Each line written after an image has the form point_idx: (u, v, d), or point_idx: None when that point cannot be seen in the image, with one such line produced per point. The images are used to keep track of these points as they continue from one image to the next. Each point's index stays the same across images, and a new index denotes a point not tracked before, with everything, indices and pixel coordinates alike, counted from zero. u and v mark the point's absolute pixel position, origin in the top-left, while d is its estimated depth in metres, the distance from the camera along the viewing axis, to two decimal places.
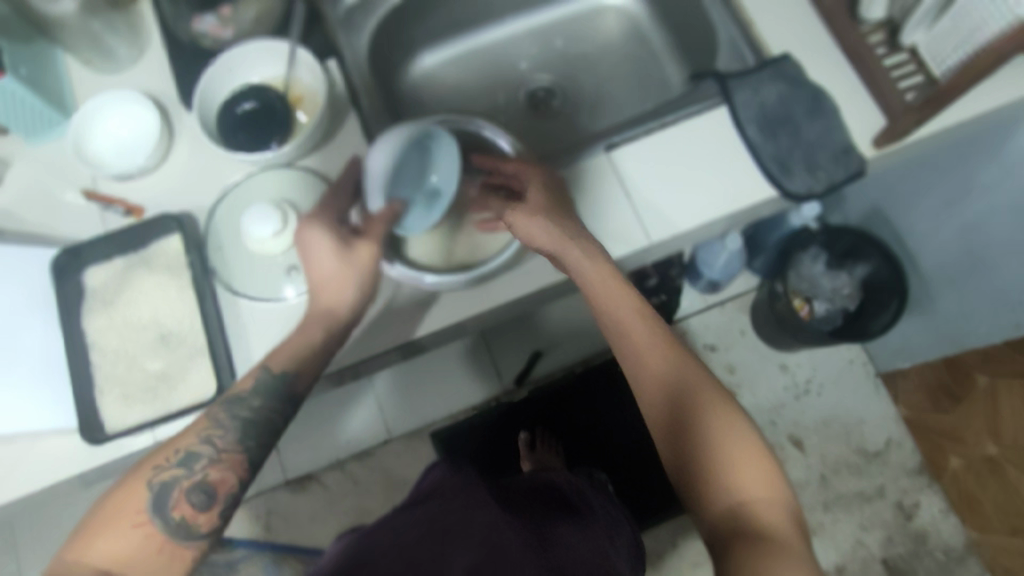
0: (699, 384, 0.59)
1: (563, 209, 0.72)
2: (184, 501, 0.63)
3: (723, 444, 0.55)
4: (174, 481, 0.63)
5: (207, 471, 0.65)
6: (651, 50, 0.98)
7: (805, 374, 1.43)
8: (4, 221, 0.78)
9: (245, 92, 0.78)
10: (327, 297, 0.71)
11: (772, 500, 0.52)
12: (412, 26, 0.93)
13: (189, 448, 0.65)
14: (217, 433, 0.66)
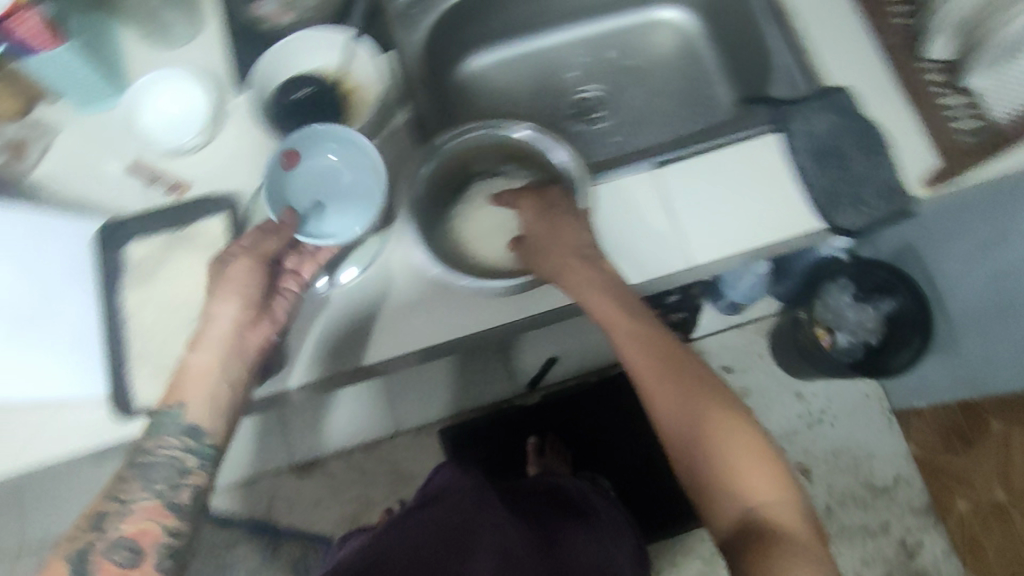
0: (700, 388, 0.60)
1: (556, 210, 0.70)
2: (104, 562, 0.58)
3: (730, 450, 0.57)
4: (88, 546, 0.58)
5: (122, 527, 0.59)
6: (703, 69, 0.98)
7: (820, 404, 1.43)
8: (50, 188, 0.79)
9: (303, 79, 0.79)
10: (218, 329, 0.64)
11: (780, 501, 0.56)
12: (467, 26, 0.93)
13: (100, 510, 0.60)
14: (123, 484, 0.61)
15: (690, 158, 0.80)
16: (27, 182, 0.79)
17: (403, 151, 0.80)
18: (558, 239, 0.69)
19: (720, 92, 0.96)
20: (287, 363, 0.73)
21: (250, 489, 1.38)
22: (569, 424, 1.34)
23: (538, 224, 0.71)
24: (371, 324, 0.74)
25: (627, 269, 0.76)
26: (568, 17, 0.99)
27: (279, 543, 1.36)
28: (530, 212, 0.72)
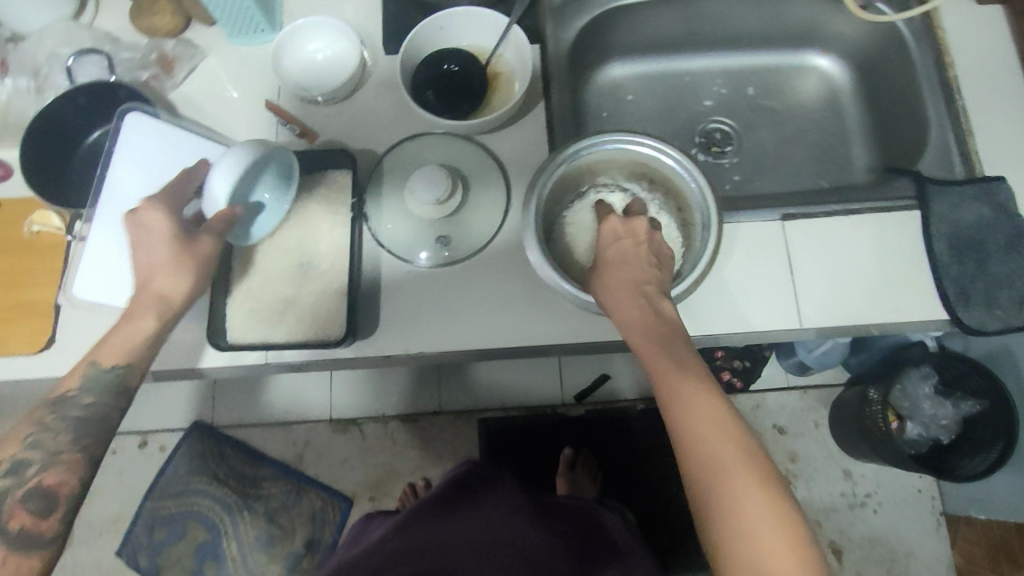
0: (728, 444, 0.53)
1: (623, 239, 0.67)
2: (21, 509, 0.58)
3: (748, 522, 0.50)
4: (5, 491, 0.58)
5: (42, 476, 0.59)
6: (843, 126, 0.94)
7: (867, 487, 1.35)
8: (188, 109, 0.81)
9: (450, 54, 0.78)
10: (160, 285, 0.63)
11: None
12: (615, 32, 0.91)
13: (20, 458, 0.60)
14: (48, 437, 0.61)
15: (821, 218, 0.77)
16: (166, 97, 0.81)
17: (533, 147, 0.80)
18: (627, 266, 0.65)
19: (856, 152, 0.92)
20: (380, 330, 0.75)
21: (286, 432, 1.35)
22: (613, 448, 1.29)
23: (614, 248, 0.66)
24: (466, 312, 0.75)
25: (734, 317, 0.74)
26: (716, 44, 0.96)
27: (302, 489, 1.33)
28: (608, 234, 0.67)
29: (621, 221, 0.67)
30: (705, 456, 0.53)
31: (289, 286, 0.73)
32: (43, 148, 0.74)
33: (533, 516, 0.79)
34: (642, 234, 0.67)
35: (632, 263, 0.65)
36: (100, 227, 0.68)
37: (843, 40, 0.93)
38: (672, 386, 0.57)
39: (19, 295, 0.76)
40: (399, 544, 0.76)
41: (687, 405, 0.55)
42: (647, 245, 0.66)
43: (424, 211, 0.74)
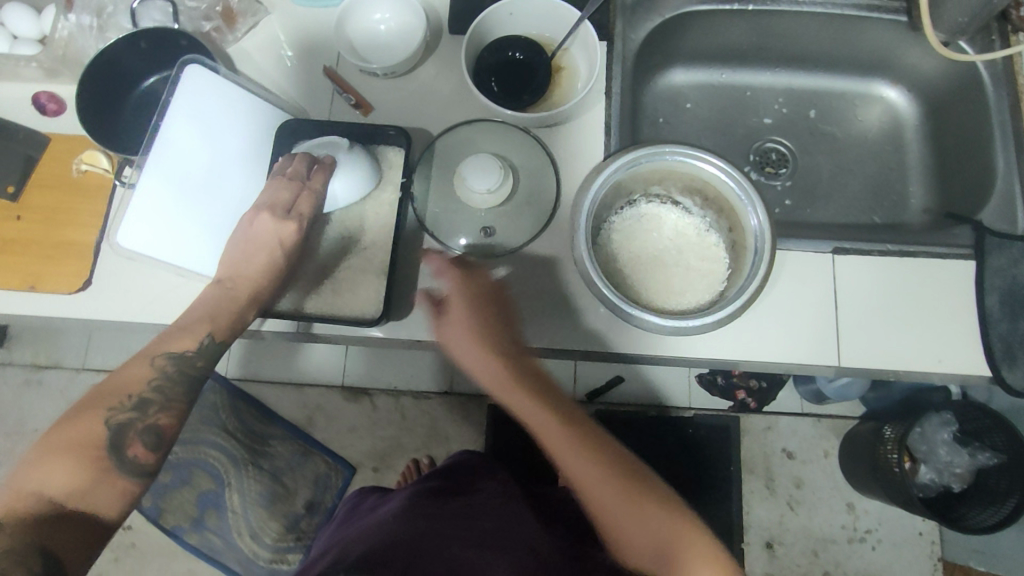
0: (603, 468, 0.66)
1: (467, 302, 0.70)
2: (138, 440, 0.61)
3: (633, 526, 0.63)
4: (128, 423, 0.61)
5: (158, 416, 0.63)
6: (903, 162, 0.91)
7: (868, 524, 1.31)
8: (244, 64, 0.80)
9: (516, 42, 0.77)
10: (243, 277, 0.68)
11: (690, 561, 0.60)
12: (684, 36, 0.88)
13: (142, 395, 0.63)
14: (168, 384, 0.65)
15: (873, 256, 0.75)
16: (225, 50, 0.80)
17: (588, 148, 0.78)
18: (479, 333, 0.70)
19: (914, 191, 0.89)
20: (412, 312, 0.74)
21: (298, 392, 1.36)
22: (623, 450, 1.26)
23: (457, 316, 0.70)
24: None
25: (772, 347, 0.73)
26: (783, 62, 0.93)
27: (309, 451, 1.34)
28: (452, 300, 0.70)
29: (456, 278, 0.70)
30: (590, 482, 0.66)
31: (333, 259, 0.73)
32: (98, 90, 0.73)
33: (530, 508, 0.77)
34: (493, 288, 0.71)
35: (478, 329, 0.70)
36: (147, 176, 0.66)
37: (916, 72, 0.89)
38: (587, 481, 0.66)
39: (61, 233, 0.77)
40: (394, 527, 0.71)
41: (598, 496, 0.65)
42: (487, 302, 0.70)
43: (477, 200, 0.74)
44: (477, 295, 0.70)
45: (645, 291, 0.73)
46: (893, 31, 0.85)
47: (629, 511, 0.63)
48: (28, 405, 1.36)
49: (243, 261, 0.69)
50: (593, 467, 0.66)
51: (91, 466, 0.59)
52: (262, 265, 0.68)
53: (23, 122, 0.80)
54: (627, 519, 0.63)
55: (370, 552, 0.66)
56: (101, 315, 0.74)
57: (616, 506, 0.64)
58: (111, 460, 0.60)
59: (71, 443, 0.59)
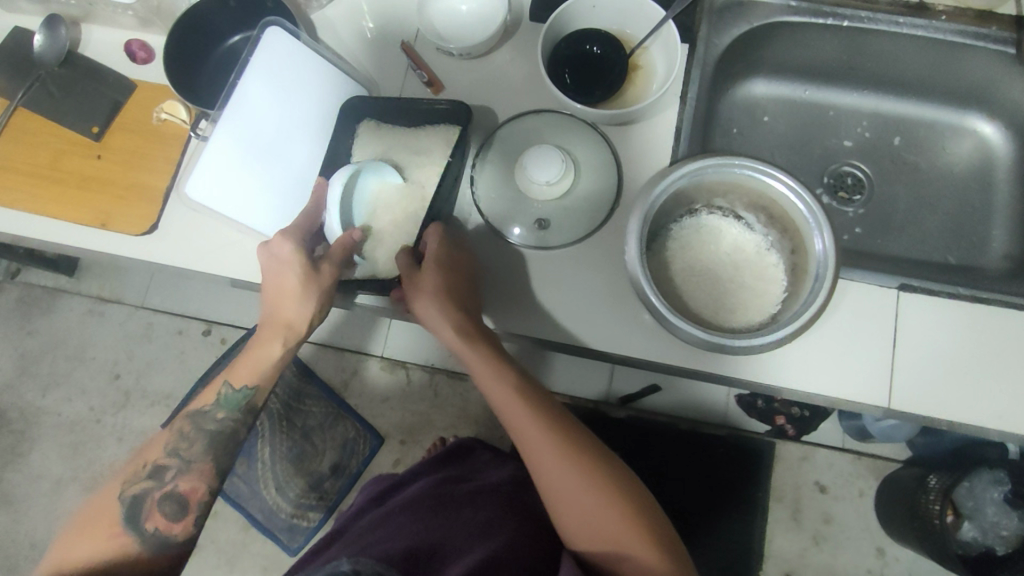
0: (555, 440, 0.64)
1: (444, 264, 0.70)
2: (156, 511, 0.65)
3: (582, 500, 0.61)
4: (145, 493, 0.66)
5: (178, 481, 0.67)
6: (990, 200, 0.86)
7: (896, 572, 1.26)
8: (325, 32, 0.82)
9: (596, 36, 0.75)
10: (284, 311, 0.70)
11: (636, 536, 0.58)
12: (770, 47, 0.85)
13: (158, 463, 0.68)
14: (184, 446, 0.69)
15: (942, 297, 0.71)
16: (308, 16, 0.82)
17: (654, 150, 0.77)
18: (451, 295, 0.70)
19: (997, 234, 0.84)
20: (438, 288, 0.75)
21: (338, 357, 1.39)
22: (650, 456, 1.24)
23: (430, 274, 0.69)
24: (542, 300, 0.74)
25: (820, 379, 0.70)
26: (872, 83, 0.89)
27: (340, 416, 1.38)
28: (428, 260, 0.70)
29: (440, 238, 0.71)
30: (540, 454, 0.64)
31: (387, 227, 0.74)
32: (183, 43, 0.76)
33: (539, 499, 0.76)
34: (467, 263, 0.72)
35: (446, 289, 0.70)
36: (221, 134, 0.67)
37: (1017, 109, 0.83)
38: (549, 463, 0.63)
39: (133, 175, 0.80)
40: (400, 518, 0.71)
41: (558, 482, 0.62)
42: (461, 271, 0.71)
43: (533, 189, 0.73)
44: (458, 270, 0.71)
45: (692, 304, 0.71)
46: (997, 64, 0.80)
47: (593, 501, 0.60)
48: (88, 334, 1.44)
49: (274, 300, 0.70)
50: (562, 450, 0.63)
51: (104, 542, 0.63)
52: (283, 299, 0.70)
53: (113, 66, 0.83)
54: (591, 509, 0.60)
55: (370, 544, 0.66)
56: (165, 258, 0.77)
57: (577, 492, 0.61)
58: (125, 533, 0.64)
59: (89, 525, 0.64)
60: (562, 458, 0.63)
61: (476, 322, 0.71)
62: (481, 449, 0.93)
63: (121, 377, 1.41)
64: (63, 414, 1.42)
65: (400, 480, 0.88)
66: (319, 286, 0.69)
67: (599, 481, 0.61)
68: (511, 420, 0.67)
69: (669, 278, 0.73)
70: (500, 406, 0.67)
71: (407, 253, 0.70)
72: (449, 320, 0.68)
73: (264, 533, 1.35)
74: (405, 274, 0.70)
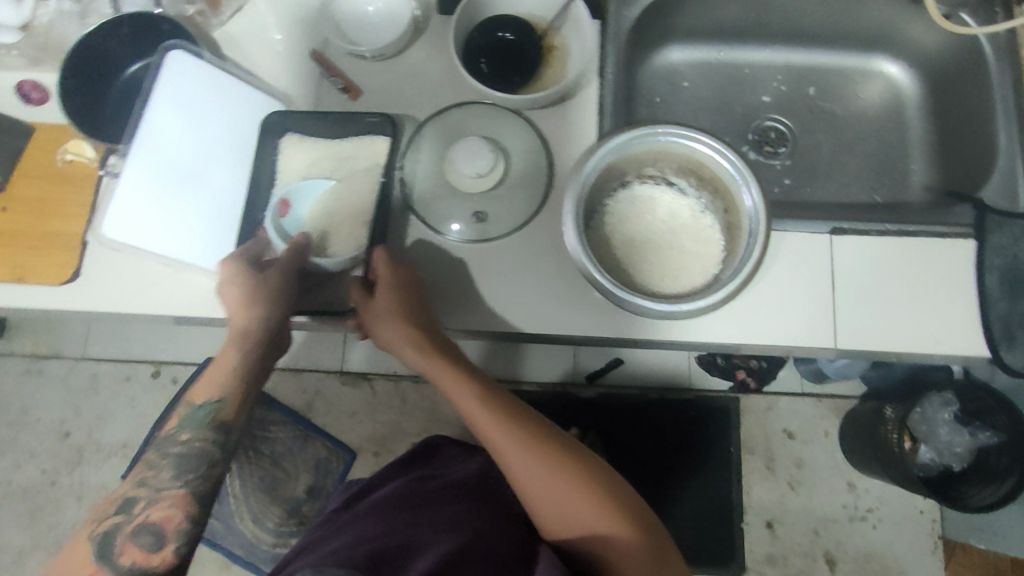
0: (527, 438, 0.64)
1: (395, 281, 0.69)
2: (131, 545, 0.60)
3: (557, 494, 0.61)
4: (116, 528, 0.61)
5: (149, 512, 0.62)
6: (905, 137, 0.89)
7: (870, 502, 1.31)
8: (230, 49, 0.79)
9: (508, 22, 0.75)
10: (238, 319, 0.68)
11: (612, 524, 0.59)
12: (680, 14, 0.86)
13: (125, 497, 0.63)
14: (151, 475, 0.64)
15: (871, 235, 0.74)
16: (211, 35, 0.79)
17: (580, 128, 0.77)
18: (404, 310, 0.69)
19: (915, 169, 0.87)
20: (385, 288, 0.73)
21: (298, 378, 1.38)
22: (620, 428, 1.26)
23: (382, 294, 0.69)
24: (489, 291, 0.73)
25: (769, 329, 0.72)
26: (783, 37, 0.91)
27: (307, 436, 1.36)
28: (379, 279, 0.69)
29: (385, 255, 0.69)
30: (511, 454, 0.63)
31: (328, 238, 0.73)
32: (81, 77, 0.72)
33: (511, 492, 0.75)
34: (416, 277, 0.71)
35: (398, 306, 0.68)
36: (133, 163, 0.65)
37: (918, 46, 0.87)
38: (518, 462, 0.63)
39: (46, 224, 0.76)
40: (366, 523, 0.69)
41: (531, 477, 0.62)
42: (412, 286, 0.70)
43: (460, 182, 0.73)
44: (404, 281, 0.70)
45: (637, 276, 0.72)
46: (894, 5, 0.83)
47: (566, 492, 0.61)
48: (28, 394, 1.37)
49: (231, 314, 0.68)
50: (530, 447, 0.63)
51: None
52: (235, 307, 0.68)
53: (7, 111, 0.78)
54: (564, 500, 0.60)
55: (337, 551, 0.64)
56: (93, 303, 0.73)
57: (552, 488, 0.61)
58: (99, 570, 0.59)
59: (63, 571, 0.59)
60: (534, 456, 0.63)
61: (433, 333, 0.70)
62: (448, 446, 0.90)
63: (71, 434, 1.35)
64: (13, 481, 1.34)
65: (366, 486, 0.86)
66: (268, 289, 0.67)
67: (572, 473, 0.62)
68: (477, 422, 0.66)
69: (612, 253, 0.73)
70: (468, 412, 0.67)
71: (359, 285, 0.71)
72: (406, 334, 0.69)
73: (248, 568, 1.32)
74: (360, 300, 0.70)
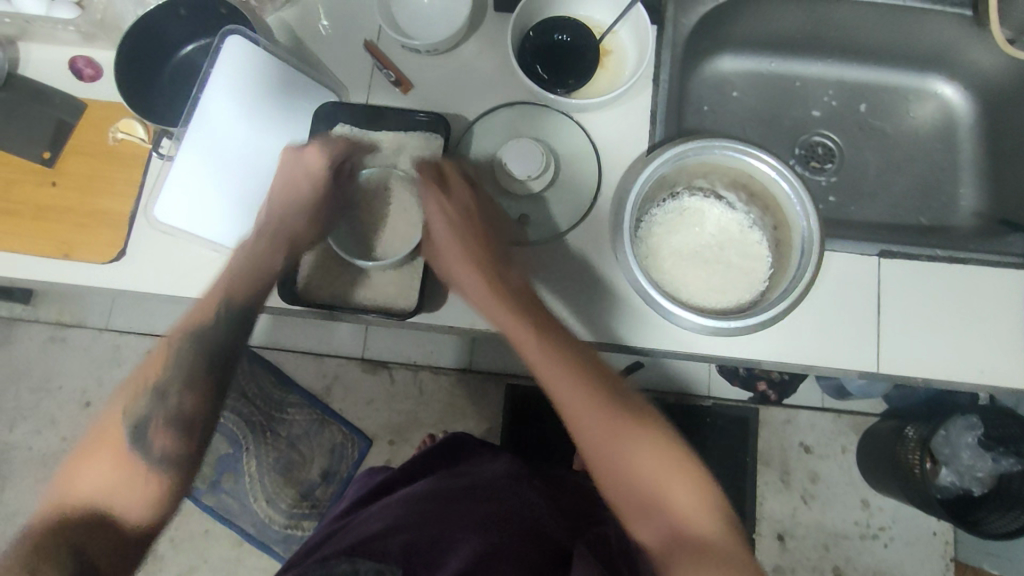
0: (600, 393, 0.57)
1: (466, 203, 0.66)
2: (160, 431, 0.57)
3: (633, 463, 0.55)
4: (148, 412, 0.58)
5: (180, 399, 0.59)
6: (955, 161, 0.88)
7: (883, 520, 1.31)
8: (282, 34, 0.78)
9: (565, 23, 0.74)
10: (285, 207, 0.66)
11: (691, 502, 0.53)
12: (735, 24, 0.85)
13: (156, 380, 0.59)
14: (183, 357, 0.60)
15: (921, 260, 0.73)
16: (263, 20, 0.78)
17: (631, 135, 0.76)
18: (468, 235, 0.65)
19: (965, 194, 0.86)
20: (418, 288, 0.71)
21: (317, 362, 1.39)
22: None
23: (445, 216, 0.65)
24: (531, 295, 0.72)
25: (813, 349, 0.71)
26: (837, 52, 0.90)
27: (325, 421, 1.36)
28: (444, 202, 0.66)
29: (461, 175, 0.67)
30: (584, 408, 0.57)
31: (383, 233, 0.71)
32: (139, 56, 0.73)
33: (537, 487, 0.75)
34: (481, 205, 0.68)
35: (465, 230, 0.65)
36: (186, 151, 0.67)
37: (976, 70, 0.85)
38: (604, 432, 0.56)
39: (91, 202, 0.76)
40: (397, 517, 0.69)
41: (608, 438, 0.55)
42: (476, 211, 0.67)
43: (510, 185, 0.73)
44: (470, 208, 0.66)
45: (684, 288, 0.70)
46: (956, 26, 0.81)
47: (650, 468, 0.54)
48: (52, 362, 1.38)
49: (281, 197, 0.66)
50: (609, 422, 0.56)
51: (87, 498, 0.54)
52: (291, 199, 0.66)
53: (58, 86, 0.78)
54: (646, 475, 0.54)
55: (369, 544, 0.64)
56: (137, 284, 0.73)
57: (629, 454, 0.55)
58: (118, 487, 0.55)
59: (71, 483, 0.55)
60: (609, 416, 0.56)
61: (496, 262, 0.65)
62: (472, 445, 0.90)
63: (92, 404, 1.36)
64: (33, 448, 1.35)
65: (393, 480, 0.86)
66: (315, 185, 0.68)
67: (650, 439, 0.55)
68: (545, 371, 0.59)
69: (661, 264, 0.71)
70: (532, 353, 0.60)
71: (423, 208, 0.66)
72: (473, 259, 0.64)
73: (259, 547, 1.33)
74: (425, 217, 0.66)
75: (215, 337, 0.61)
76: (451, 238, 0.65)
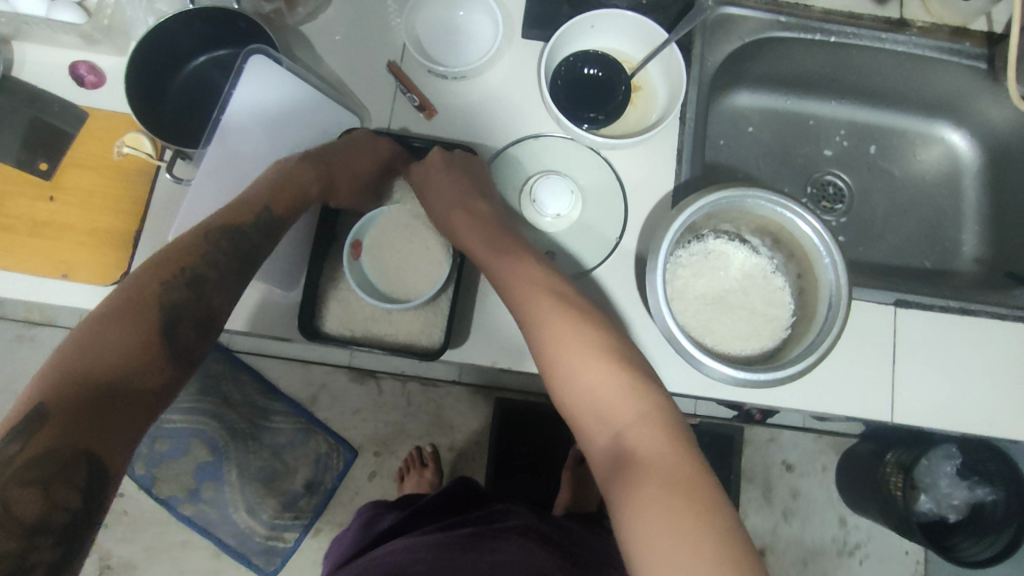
0: (562, 316, 0.57)
1: (462, 165, 0.70)
2: (186, 328, 0.50)
3: (585, 383, 0.53)
4: (180, 306, 0.51)
5: (212, 299, 0.53)
6: (958, 208, 0.90)
7: (858, 538, 1.35)
8: (302, 52, 0.75)
9: (594, 58, 0.74)
10: (344, 161, 0.68)
11: (641, 422, 0.50)
12: (757, 61, 0.85)
13: (188, 273, 0.52)
14: (216, 265, 0.54)
15: (935, 310, 0.74)
16: (281, 35, 0.75)
17: (658, 172, 0.75)
18: (456, 185, 0.69)
19: (967, 239, 0.88)
20: (443, 321, 0.69)
21: (303, 370, 1.34)
22: None
23: (444, 174, 0.69)
24: None
25: (827, 395, 0.72)
26: (850, 93, 0.91)
27: (310, 431, 1.32)
28: (439, 167, 0.70)
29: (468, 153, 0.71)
30: (545, 328, 0.57)
31: (406, 273, 0.70)
32: (148, 67, 0.69)
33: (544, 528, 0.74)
34: (467, 160, 0.70)
35: (454, 184, 0.69)
36: (205, 172, 0.66)
37: (985, 121, 0.87)
38: (563, 352, 0.55)
39: (96, 221, 0.72)
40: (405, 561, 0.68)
41: (567, 357, 0.55)
42: (471, 172, 0.70)
43: (535, 215, 0.74)
44: (466, 171, 0.70)
45: (710, 335, 0.70)
46: (970, 78, 0.83)
47: (602, 389, 0.52)
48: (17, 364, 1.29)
49: (347, 151, 0.68)
50: (569, 337, 0.55)
51: (96, 386, 0.44)
52: (346, 154, 0.68)
53: (55, 92, 0.73)
54: (598, 396, 0.52)
55: None
56: None
57: (584, 376, 0.53)
58: (141, 382, 0.46)
59: (70, 364, 0.44)
60: (566, 338, 0.55)
61: (477, 206, 0.68)
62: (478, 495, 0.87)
63: None
64: None
65: (399, 527, 0.84)
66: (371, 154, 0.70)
67: (608, 363, 0.54)
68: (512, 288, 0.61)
69: (686, 309, 0.71)
70: (502, 283, 0.62)
71: (434, 163, 0.70)
72: (455, 202, 0.68)
73: (238, 559, 1.29)
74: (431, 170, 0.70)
75: (253, 247, 0.58)
76: (444, 189, 0.69)
